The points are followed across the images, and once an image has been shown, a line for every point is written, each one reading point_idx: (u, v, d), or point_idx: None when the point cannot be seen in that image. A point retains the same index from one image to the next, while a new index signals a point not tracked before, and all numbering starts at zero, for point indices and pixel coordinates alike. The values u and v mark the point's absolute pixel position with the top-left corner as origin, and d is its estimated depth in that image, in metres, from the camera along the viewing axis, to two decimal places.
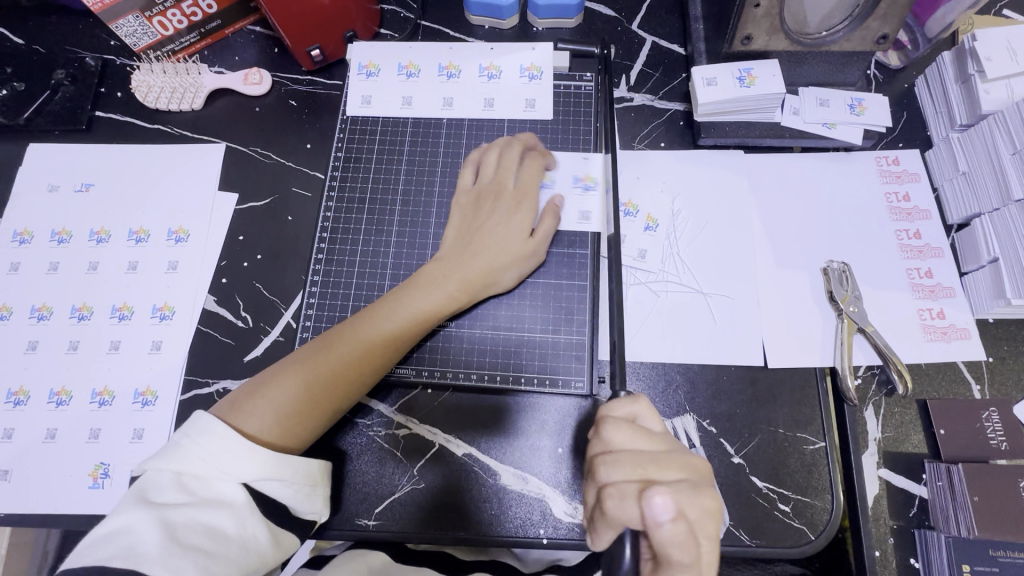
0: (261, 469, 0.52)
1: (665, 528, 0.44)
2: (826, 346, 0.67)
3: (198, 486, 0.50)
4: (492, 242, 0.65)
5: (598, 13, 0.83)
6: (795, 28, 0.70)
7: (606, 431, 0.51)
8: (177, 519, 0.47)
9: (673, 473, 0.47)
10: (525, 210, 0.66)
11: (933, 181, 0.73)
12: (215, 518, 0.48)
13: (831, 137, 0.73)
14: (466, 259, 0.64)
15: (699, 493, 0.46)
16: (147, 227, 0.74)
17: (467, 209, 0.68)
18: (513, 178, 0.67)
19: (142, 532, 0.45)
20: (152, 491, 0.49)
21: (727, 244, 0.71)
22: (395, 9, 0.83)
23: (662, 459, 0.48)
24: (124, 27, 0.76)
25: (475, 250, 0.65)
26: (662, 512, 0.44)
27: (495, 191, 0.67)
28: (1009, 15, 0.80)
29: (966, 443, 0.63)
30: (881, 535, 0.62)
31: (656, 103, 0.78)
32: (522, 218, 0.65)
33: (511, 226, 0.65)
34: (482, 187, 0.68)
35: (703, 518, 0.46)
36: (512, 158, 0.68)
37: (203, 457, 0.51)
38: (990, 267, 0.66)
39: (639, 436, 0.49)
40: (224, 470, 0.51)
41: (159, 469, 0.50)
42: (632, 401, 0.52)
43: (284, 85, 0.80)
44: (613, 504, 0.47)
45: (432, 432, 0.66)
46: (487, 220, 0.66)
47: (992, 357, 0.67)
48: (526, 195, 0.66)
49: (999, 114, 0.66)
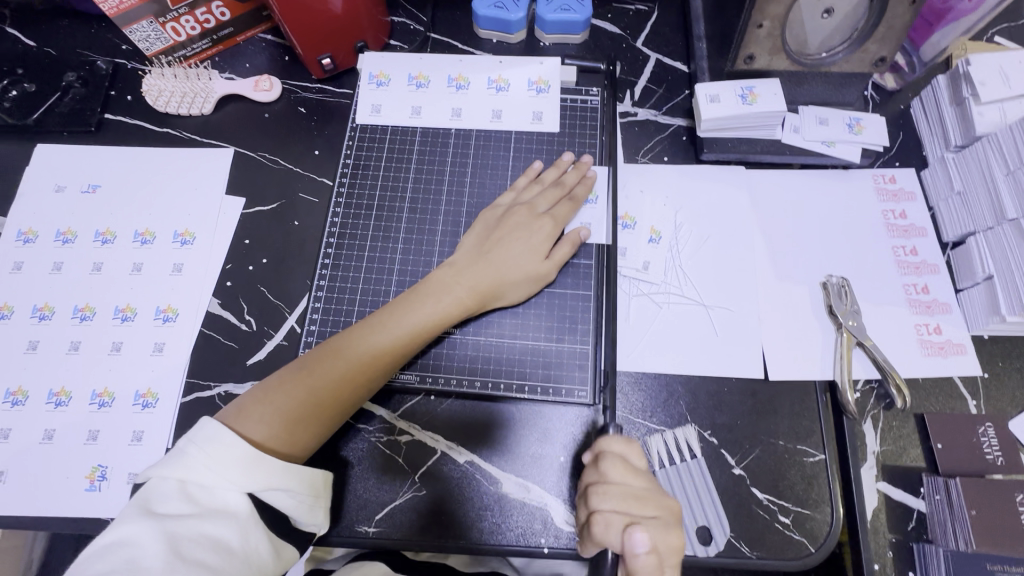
0: (265, 479, 0.51)
1: (640, 559, 0.48)
2: (826, 360, 0.68)
3: (202, 495, 0.49)
4: (504, 254, 0.66)
5: (603, 30, 0.85)
6: (795, 49, 0.72)
7: (604, 465, 0.53)
8: (180, 531, 0.46)
9: (651, 511, 0.51)
10: (547, 232, 0.68)
11: (929, 201, 0.75)
12: (218, 529, 0.47)
13: (830, 155, 0.75)
14: (477, 267, 0.66)
15: (668, 531, 0.51)
16: (153, 229, 0.74)
17: (484, 223, 0.69)
18: (547, 209, 0.69)
19: (147, 544, 0.45)
20: (155, 500, 0.48)
21: (728, 258, 0.72)
22: (405, 21, 0.85)
23: (645, 496, 0.52)
24: (137, 32, 0.77)
25: (484, 262, 0.66)
26: (640, 545, 0.48)
27: (520, 212, 0.69)
28: (1001, 41, 0.83)
29: (963, 458, 0.64)
30: (879, 549, 0.63)
31: (660, 118, 0.80)
32: (540, 240, 0.67)
33: (530, 243, 0.67)
34: (509, 209, 0.70)
35: (667, 554, 0.51)
36: (551, 194, 0.70)
37: (208, 465, 0.50)
38: (986, 284, 0.67)
39: (628, 472, 0.53)
40: (230, 475, 0.50)
41: (162, 477, 0.49)
42: (627, 440, 0.55)
43: (294, 92, 0.82)
44: (599, 530, 0.50)
45: (434, 439, 0.66)
46: (506, 236, 0.67)
47: (988, 373, 0.68)
48: (553, 220, 0.69)
49: (993, 136, 0.68)
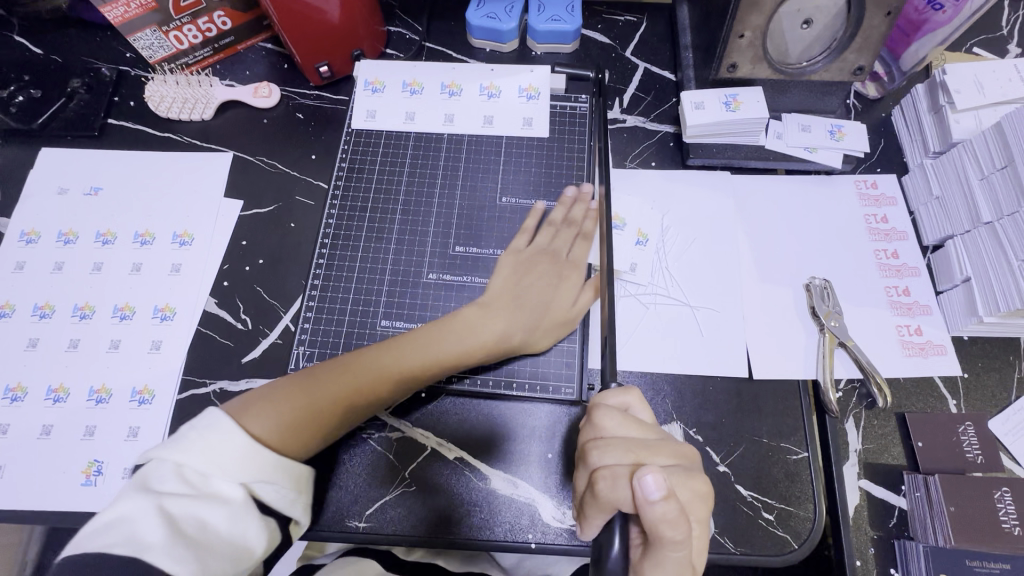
0: (258, 471, 0.51)
1: (656, 507, 0.46)
2: (808, 359, 0.69)
3: (198, 480, 0.48)
4: (533, 295, 0.68)
5: (594, 40, 0.88)
6: (777, 58, 0.75)
7: (598, 417, 0.54)
8: (177, 512, 0.46)
9: (666, 459, 0.51)
10: (573, 280, 0.69)
11: (910, 205, 0.77)
12: (211, 513, 0.47)
13: (812, 160, 0.77)
14: (507, 305, 0.67)
15: (690, 476, 0.50)
16: (152, 230, 0.76)
17: (511, 264, 0.70)
18: (568, 253, 0.71)
19: (142, 520, 0.45)
20: (152, 480, 0.48)
21: (714, 261, 0.74)
22: (401, 31, 0.88)
23: (655, 446, 0.52)
24: (141, 40, 0.80)
25: (512, 305, 0.67)
26: (653, 491, 0.46)
27: (543, 255, 0.70)
28: (979, 52, 0.85)
29: (944, 456, 0.65)
30: (861, 545, 0.63)
31: (648, 125, 0.82)
32: (566, 284, 0.69)
33: (558, 289, 0.69)
34: (535, 251, 0.71)
35: (694, 501, 0.50)
36: (564, 234, 0.72)
37: (204, 451, 0.50)
38: (964, 286, 0.69)
39: (628, 422, 0.53)
40: (225, 464, 0.50)
41: (161, 458, 0.49)
42: (623, 392, 0.56)
43: (293, 99, 0.84)
44: (606, 485, 0.49)
45: (424, 436, 0.67)
46: (536, 279, 0.69)
47: (967, 373, 0.70)
48: (576, 269, 0.70)
49: (968, 142, 0.70)
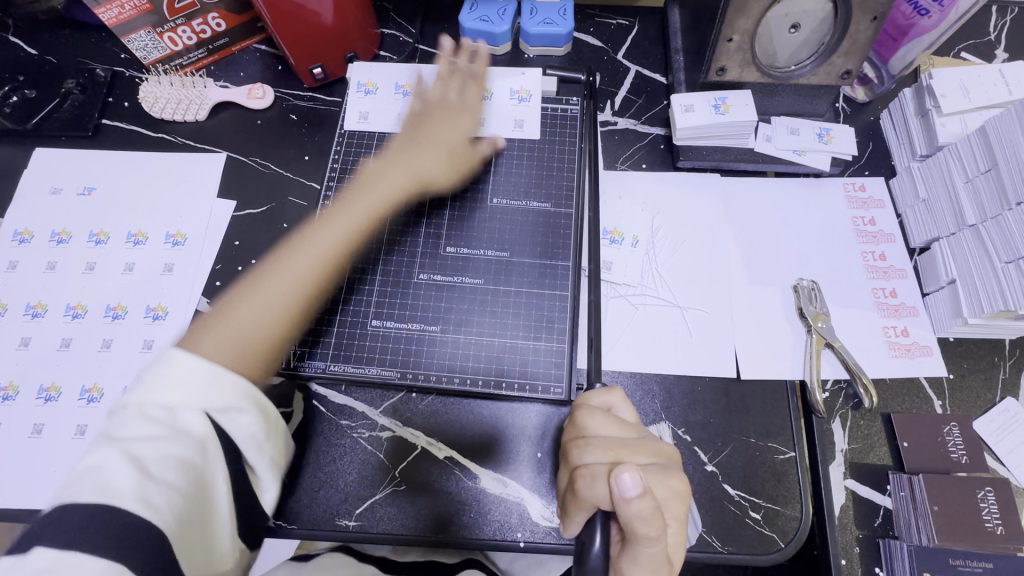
0: (225, 399, 0.46)
1: (632, 504, 0.46)
2: (795, 359, 0.70)
3: (162, 416, 0.44)
4: (439, 132, 0.75)
5: (585, 43, 0.88)
6: (765, 62, 0.76)
7: (582, 417, 0.55)
8: (143, 454, 0.42)
9: (645, 458, 0.52)
10: (467, 122, 0.77)
11: (897, 208, 0.77)
12: (180, 451, 0.43)
13: (800, 163, 0.78)
14: (414, 151, 0.73)
15: (667, 475, 0.51)
16: (145, 230, 0.76)
17: (412, 121, 0.76)
18: (457, 98, 0.78)
19: (109, 465, 0.41)
20: (117, 428, 0.44)
21: (703, 262, 0.74)
22: (394, 33, 0.89)
23: (635, 445, 0.52)
24: (136, 41, 0.80)
25: (418, 147, 0.74)
26: (630, 488, 0.46)
27: (438, 110, 0.76)
28: (967, 57, 0.86)
29: (928, 456, 0.66)
30: (847, 545, 0.64)
31: (639, 127, 0.83)
32: (462, 129, 0.76)
33: (453, 129, 0.75)
34: (427, 106, 0.77)
35: (670, 499, 0.51)
36: (451, 81, 0.78)
37: (170, 386, 0.45)
38: (949, 287, 0.69)
39: (610, 421, 0.54)
40: (196, 399, 0.45)
41: (124, 405, 0.45)
42: (608, 392, 0.57)
43: (286, 100, 0.85)
44: (585, 483, 0.50)
45: (414, 435, 0.68)
46: (433, 127, 0.75)
47: (953, 374, 0.70)
48: (468, 112, 0.77)
49: (954, 145, 0.71)
